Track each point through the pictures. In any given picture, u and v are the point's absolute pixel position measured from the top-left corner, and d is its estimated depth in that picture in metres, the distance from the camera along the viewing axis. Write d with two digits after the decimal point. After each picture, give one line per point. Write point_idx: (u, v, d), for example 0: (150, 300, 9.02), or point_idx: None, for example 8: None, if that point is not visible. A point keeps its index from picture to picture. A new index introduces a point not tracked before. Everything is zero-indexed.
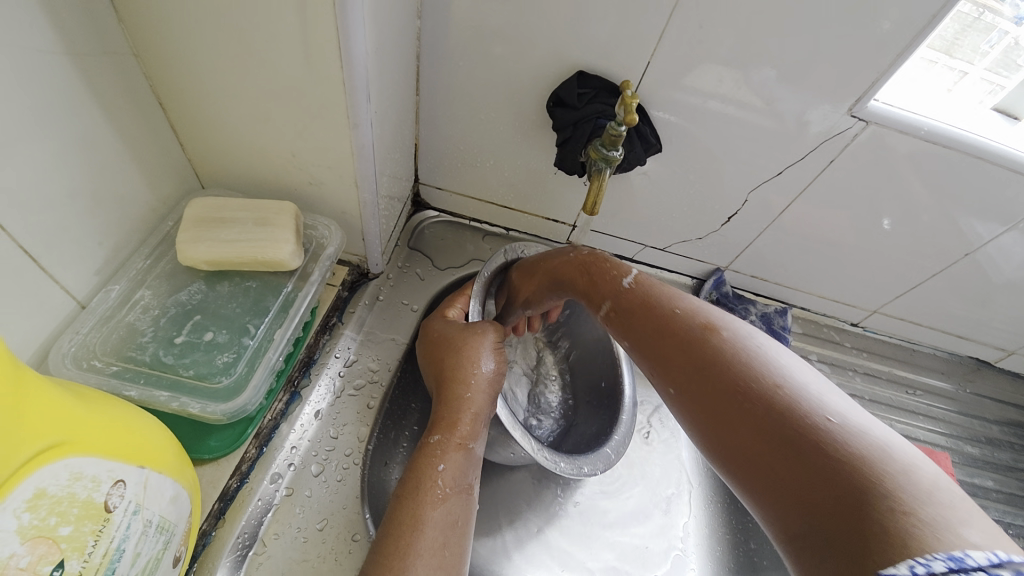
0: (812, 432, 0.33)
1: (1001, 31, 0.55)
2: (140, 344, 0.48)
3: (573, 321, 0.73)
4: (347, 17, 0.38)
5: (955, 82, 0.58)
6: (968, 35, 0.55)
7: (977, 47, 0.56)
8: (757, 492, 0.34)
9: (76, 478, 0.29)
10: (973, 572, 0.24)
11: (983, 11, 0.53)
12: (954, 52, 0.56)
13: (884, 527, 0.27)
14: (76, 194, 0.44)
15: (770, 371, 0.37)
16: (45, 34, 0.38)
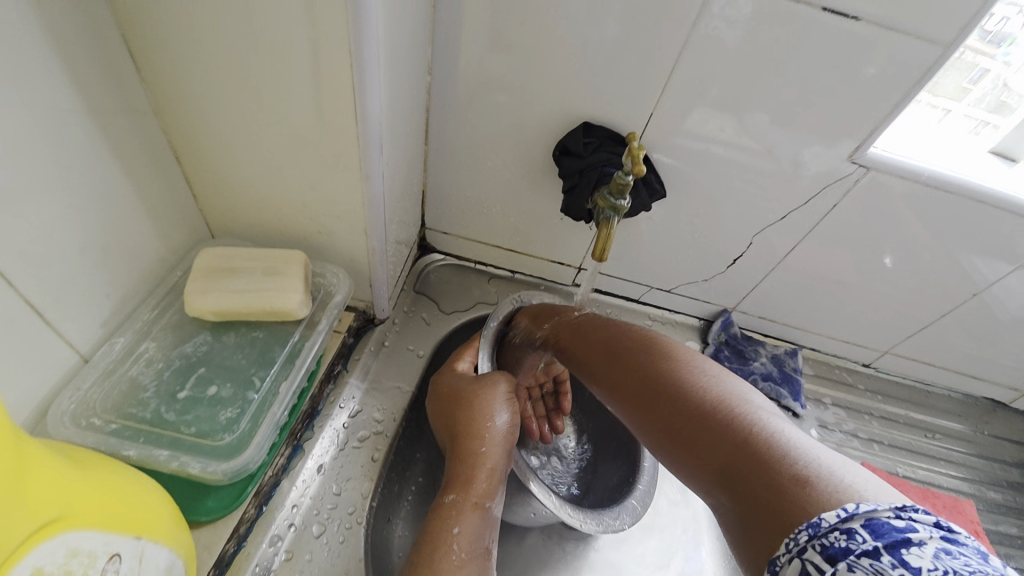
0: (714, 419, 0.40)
1: (984, 68, 0.56)
2: (142, 400, 0.47)
3: None
4: (364, 78, 0.40)
5: (938, 118, 0.59)
6: (949, 74, 0.56)
7: (958, 84, 0.57)
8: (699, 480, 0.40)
9: (72, 555, 0.28)
10: (835, 527, 0.29)
11: (966, 50, 0.53)
12: (937, 90, 0.57)
13: (776, 486, 0.33)
14: (88, 247, 0.44)
15: (679, 377, 0.46)
16: (69, 97, 0.39)
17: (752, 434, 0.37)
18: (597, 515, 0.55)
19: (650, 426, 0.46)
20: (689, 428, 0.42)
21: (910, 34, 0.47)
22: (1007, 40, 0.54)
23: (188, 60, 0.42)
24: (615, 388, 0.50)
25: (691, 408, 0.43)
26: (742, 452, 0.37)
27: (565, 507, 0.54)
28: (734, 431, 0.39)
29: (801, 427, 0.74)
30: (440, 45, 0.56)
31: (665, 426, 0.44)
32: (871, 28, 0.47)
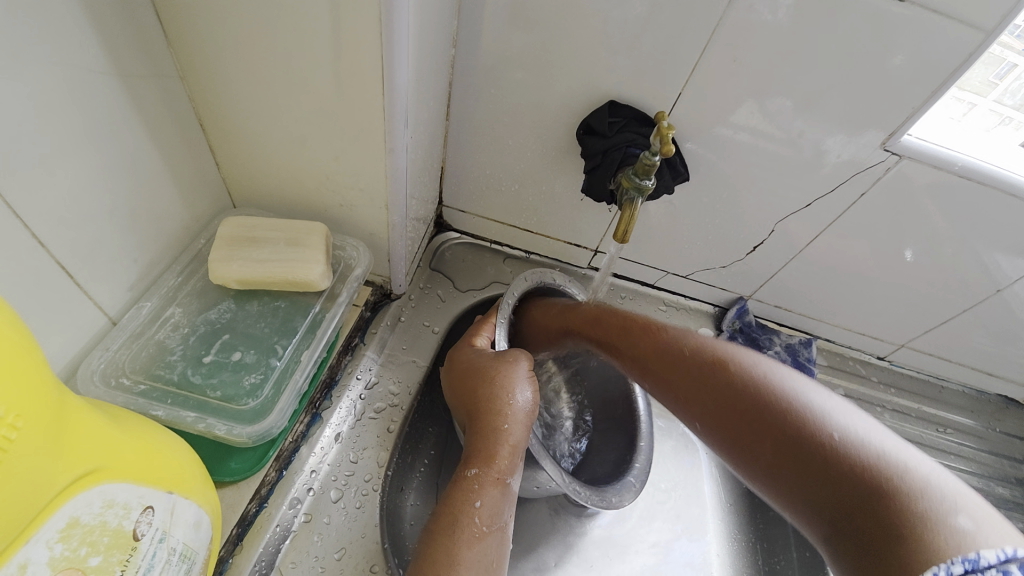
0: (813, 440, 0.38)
1: (1010, 63, 0.54)
2: (169, 363, 0.48)
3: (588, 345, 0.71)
4: (392, 49, 0.39)
5: (964, 113, 0.57)
6: (977, 68, 0.54)
7: (984, 78, 0.55)
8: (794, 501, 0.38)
9: (108, 506, 0.28)
10: (985, 571, 0.27)
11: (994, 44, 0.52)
12: (963, 84, 0.55)
13: (893, 525, 0.32)
14: (116, 212, 0.44)
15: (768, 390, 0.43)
16: (99, 59, 0.39)
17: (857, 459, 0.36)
18: (600, 492, 0.57)
19: (724, 435, 0.44)
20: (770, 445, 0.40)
21: (956, 18, 0.45)
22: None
23: (216, 24, 0.42)
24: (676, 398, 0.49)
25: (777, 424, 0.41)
26: (844, 482, 0.35)
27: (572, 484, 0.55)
28: (830, 451, 0.37)
29: None
30: (466, 17, 0.54)
31: (748, 448, 0.42)
32: (916, 9, 0.45)
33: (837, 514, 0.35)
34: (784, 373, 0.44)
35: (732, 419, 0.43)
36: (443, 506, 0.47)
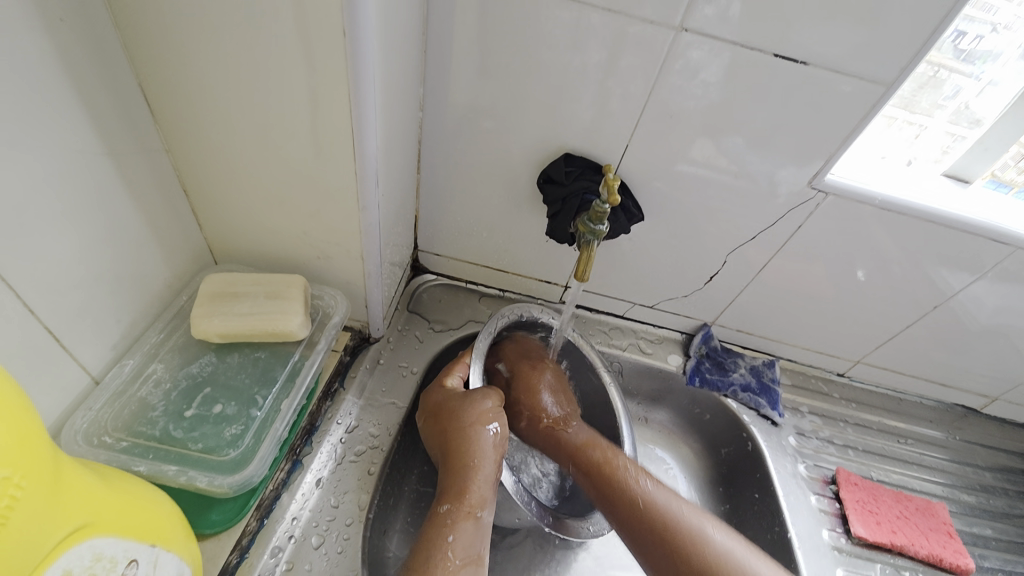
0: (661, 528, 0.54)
1: (959, 86, 0.61)
2: (151, 419, 0.49)
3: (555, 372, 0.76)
4: (362, 120, 0.44)
5: (917, 135, 0.65)
6: (926, 91, 0.61)
7: (935, 101, 0.61)
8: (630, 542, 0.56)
9: (97, 559, 0.30)
10: None
11: (940, 69, 0.59)
12: (914, 108, 0.62)
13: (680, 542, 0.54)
14: (102, 275, 0.47)
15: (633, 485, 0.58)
16: (89, 136, 0.43)
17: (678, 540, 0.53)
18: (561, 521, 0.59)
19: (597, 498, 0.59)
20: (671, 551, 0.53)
21: (853, 74, 0.52)
22: (980, 60, 0.58)
23: (202, 102, 0.46)
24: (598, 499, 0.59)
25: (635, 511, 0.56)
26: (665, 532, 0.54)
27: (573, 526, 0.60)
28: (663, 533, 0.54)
29: (779, 435, 0.77)
30: (431, 83, 0.60)
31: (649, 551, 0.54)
32: (819, 69, 0.52)
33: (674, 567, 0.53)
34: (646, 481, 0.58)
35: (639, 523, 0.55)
36: (423, 538, 0.49)
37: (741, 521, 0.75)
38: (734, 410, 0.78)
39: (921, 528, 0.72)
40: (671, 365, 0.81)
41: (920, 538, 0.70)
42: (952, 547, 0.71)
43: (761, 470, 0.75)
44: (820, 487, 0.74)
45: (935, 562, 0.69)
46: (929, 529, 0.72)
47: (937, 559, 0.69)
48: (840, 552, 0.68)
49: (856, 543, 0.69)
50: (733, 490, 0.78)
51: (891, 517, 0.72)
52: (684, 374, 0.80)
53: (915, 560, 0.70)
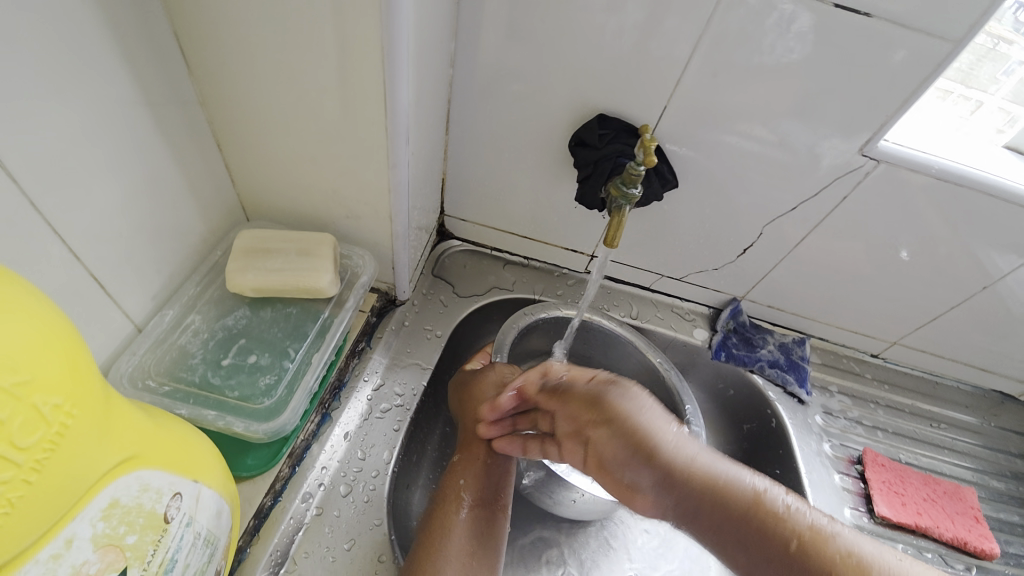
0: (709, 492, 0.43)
1: (1017, 62, 0.58)
2: (191, 366, 0.52)
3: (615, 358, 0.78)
4: (394, 73, 0.43)
5: (970, 111, 0.61)
6: (984, 64, 0.58)
7: (993, 75, 0.59)
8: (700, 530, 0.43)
9: (144, 489, 0.32)
10: None
11: (998, 42, 0.57)
12: (971, 82, 0.60)
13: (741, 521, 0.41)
14: (142, 227, 0.48)
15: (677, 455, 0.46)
16: (126, 87, 0.43)
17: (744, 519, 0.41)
18: None
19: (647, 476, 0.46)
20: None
21: (921, 30, 0.48)
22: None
23: (233, 54, 0.46)
24: (711, 536, 0.42)
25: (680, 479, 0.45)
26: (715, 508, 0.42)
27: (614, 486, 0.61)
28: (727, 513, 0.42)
29: (805, 413, 0.76)
30: (463, 39, 0.58)
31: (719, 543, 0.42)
32: (884, 23, 0.48)
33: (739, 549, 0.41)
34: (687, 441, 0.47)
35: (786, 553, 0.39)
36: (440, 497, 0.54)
37: None
38: (760, 386, 0.77)
39: (947, 511, 0.70)
40: (696, 338, 0.79)
41: (946, 522, 0.69)
42: (977, 532, 0.69)
43: (785, 448, 0.74)
44: (845, 466, 0.73)
45: (959, 545, 0.68)
46: (956, 513, 0.70)
47: (961, 542, 0.68)
48: (861, 530, 0.67)
49: (879, 522, 0.68)
50: (751, 464, 0.77)
51: (917, 499, 0.70)
52: (710, 348, 0.78)
53: (939, 542, 0.68)
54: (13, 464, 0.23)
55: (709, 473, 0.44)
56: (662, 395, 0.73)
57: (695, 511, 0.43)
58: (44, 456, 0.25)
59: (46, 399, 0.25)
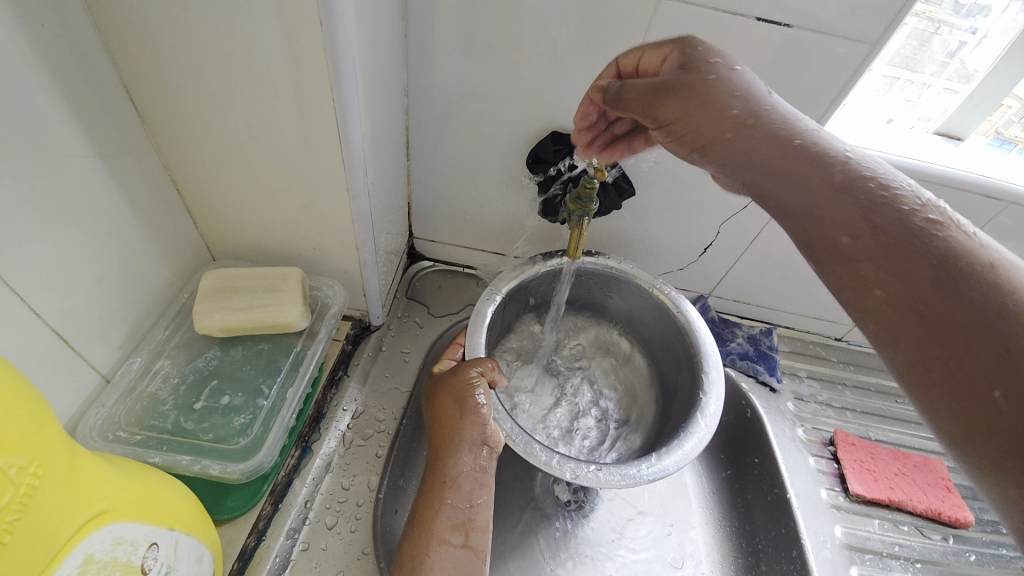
0: (929, 246, 0.33)
1: (959, 43, 0.60)
2: (162, 412, 0.51)
3: (617, 300, 0.73)
4: (345, 110, 0.45)
5: (916, 95, 0.65)
6: (926, 49, 0.61)
7: (935, 57, 0.61)
8: (895, 325, 0.33)
9: (119, 543, 0.32)
10: None
11: (940, 26, 0.59)
12: (914, 66, 0.62)
13: (963, 282, 0.32)
14: (104, 276, 0.48)
15: (895, 197, 0.36)
16: (78, 140, 0.43)
17: (956, 280, 0.32)
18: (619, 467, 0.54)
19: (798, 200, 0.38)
20: (1008, 351, 0.29)
21: (840, 36, 0.52)
22: (980, 13, 0.58)
23: (186, 100, 0.47)
24: (909, 326, 0.33)
25: (865, 217, 0.35)
26: (905, 261, 0.34)
27: (608, 470, 0.53)
28: (948, 273, 0.32)
29: (778, 401, 0.79)
30: (415, 69, 0.60)
31: (940, 292, 0.32)
32: (804, 31, 0.52)
33: (969, 336, 0.30)
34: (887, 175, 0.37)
35: (938, 289, 0.32)
36: (421, 498, 0.51)
37: (741, 485, 0.74)
38: (733, 378, 0.79)
39: (919, 484, 0.73)
40: None
41: (919, 494, 0.72)
42: (951, 501, 0.72)
43: (762, 436, 0.75)
44: (818, 449, 0.75)
45: (934, 516, 0.70)
46: (927, 484, 0.73)
47: (935, 513, 0.70)
48: (838, 509, 0.70)
49: (854, 500, 0.71)
50: (734, 457, 0.77)
51: (889, 474, 0.73)
52: None
53: (914, 515, 0.71)
54: None
55: (937, 249, 0.33)
56: (671, 332, 0.68)
57: (927, 324, 0.32)
58: (13, 518, 0.25)
59: (11, 461, 0.25)
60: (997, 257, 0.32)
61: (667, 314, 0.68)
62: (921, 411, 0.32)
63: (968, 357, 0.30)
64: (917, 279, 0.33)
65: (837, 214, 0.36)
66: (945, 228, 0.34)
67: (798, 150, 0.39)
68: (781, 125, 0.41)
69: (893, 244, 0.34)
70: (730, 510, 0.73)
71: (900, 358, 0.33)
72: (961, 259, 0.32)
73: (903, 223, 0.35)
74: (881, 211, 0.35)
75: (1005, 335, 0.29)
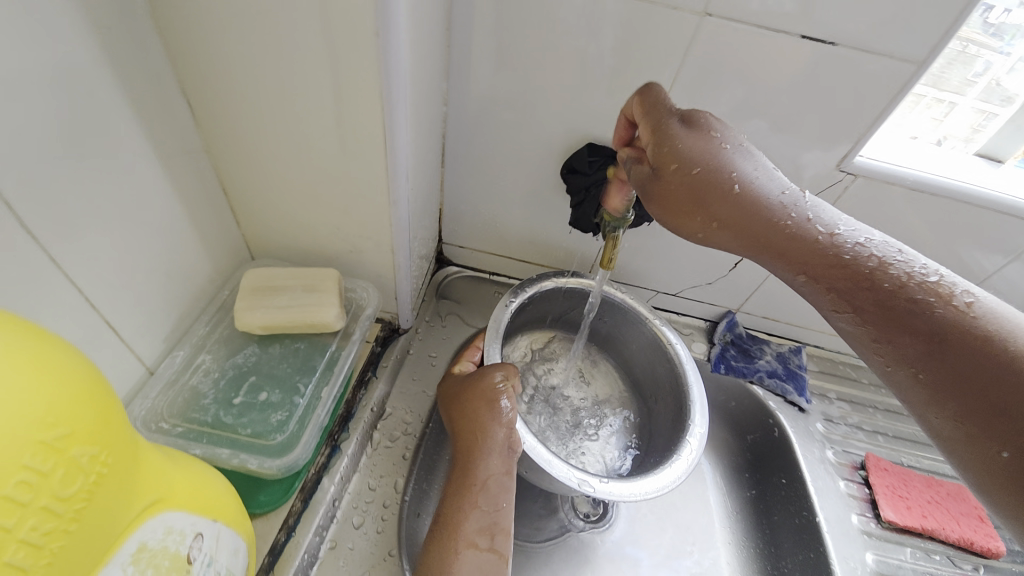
0: (921, 312, 0.38)
1: (987, 62, 0.58)
2: (203, 406, 0.52)
3: (617, 330, 0.74)
4: (393, 119, 0.46)
5: (944, 113, 0.62)
6: (955, 68, 0.58)
7: (966, 77, 0.59)
8: (910, 382, 0.39)
9: (169, 532, 0.33)
10: None
11: (969, 45, 0.56)
12: (942, 85, 0.60)
13: (955, 343, 0.37)
14: (153, 272, 0.50)
15: (879, 269, 0.40)
16: (139, 141, 0.45)
17: (954, 342, 0.37)
18: (625, 482, 0.55)
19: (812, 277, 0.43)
20: (987, 397, 0.35)
21: (882, 54, 0.51)
22: (1010, 32, 0.56)
23: (239, 103, 0.48)
24: (920, 386, 0.38)
25: (858, 293, 0.41)
26: (900, 329, 0.39)
27: (615, 484, 0.54)
28: (942, 337, 0.37)
29: (807, 421, 0.77)
30: (455, 78, 0.61)
31: (940, 358, 0.37)
32: (849, 49, 0.51)
33: (970, 394, 0.35)
34: (869, 238, 0.42)
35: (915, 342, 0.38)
36: (448, 500, 0.51)
37: (767, 506, 0.73)
38: (761, 397, 0.77)
39: (952, 513, 0.70)
40: (695, 352, 0.81)
41: (951, 523, 0.69)
42: (984, 531, 0.69)
43: (791, 457, 0.73)
44: (849, 472, 0.73)
45: (966, 545, 0.68)
46: (960, 514, 0.70)
47: (968, 542, 0.68)
48: (869, 535, 0.68)
49: (886, 527, 0.69)
50: (759, 476, 0.75)
51: (921, 502, 0.71)
52: (709, 360, 0.80)
53: (946, 544, 0.68)
54: (55, 513, 0.25)
55: (929, 314, 0.38)
56: (664, 368, 0.68)
57: (930, 385, 0.37)
58: (81, 506, 0.26)
59: (83, 451, 0.26)
60: (971, 311, 0.37)
61: (662, 347, 0.68)
62: (948, 457, 0.37)
63: (967, 412, 0.35)
64: (915, 352, 0.38)
65: (838, 290, 0.42)
66: (923, 294, 0.39)
67: (795, 234, 0.43)
68: (776, 201, 0.44)
69: (871, 298, 0.40)
70: (755, 530, 0.72)
71: (918, 413, 0.38)
72: (939, 321, 0.38)
73: (882, 291, 0.40)
74: (882, 289, 0.40)
75: (996, 392, 0.35)
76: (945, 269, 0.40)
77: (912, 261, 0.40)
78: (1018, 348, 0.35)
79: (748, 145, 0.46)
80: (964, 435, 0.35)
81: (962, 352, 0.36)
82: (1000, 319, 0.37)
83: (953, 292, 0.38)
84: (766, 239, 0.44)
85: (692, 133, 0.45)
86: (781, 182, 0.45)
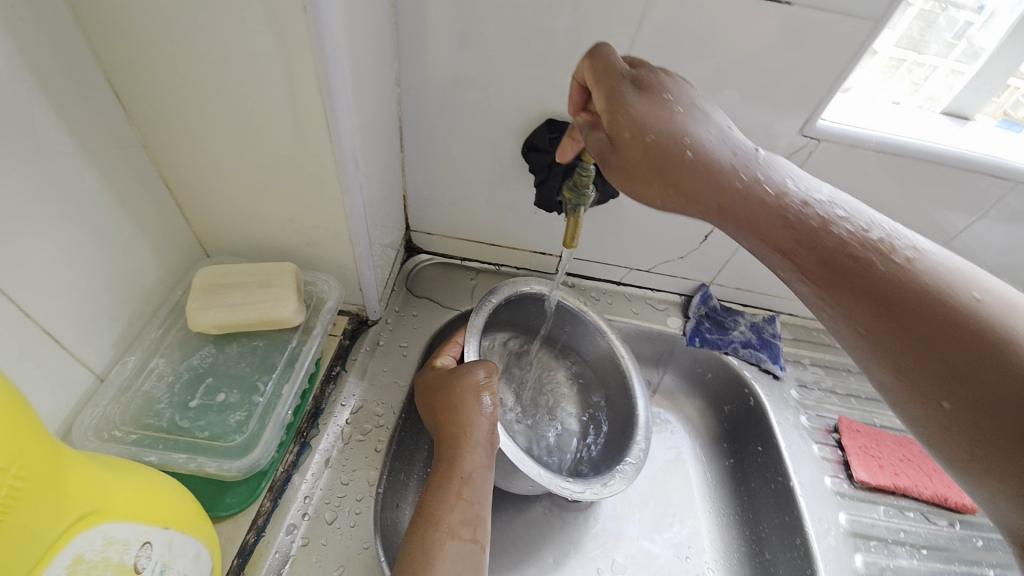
0: (877, 273, 0.37)
1: (966, 23, 0.59)
2: (157, 411, 0.51)
3: (572, 337, 0.74)
4: (334, 101, 0.44)
5: (925, 78, 0.63)
6: (933, 30, 0.59)
7: (944, 39, 0.60)
8: (867, 343, 0.37)
9: (109, 543, 0.32)
10: None
11: (946, 7, 0.58)
12: (923, 48, 0.61)
13: (911, 300, 0.35)
14: (94, 276, 0.48)
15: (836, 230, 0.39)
16: (63, 138, 0.43)
17: (911, 297, 0.35)
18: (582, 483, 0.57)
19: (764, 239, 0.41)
20: (944, 357, 0.34)
21: (842, 13, 0.50)
22: None
23: (169, 94, 0.46)
24: (876, 345, 0.36)
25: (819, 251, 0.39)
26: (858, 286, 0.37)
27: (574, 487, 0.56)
28: (899, 294, 0.36)
29: (781, 389, 0.77)
30: (406, 57, 0.59)
31: (899, 316, 0.36)
32: (806, 9, 0.50)
33: (926, 352, 0.34)
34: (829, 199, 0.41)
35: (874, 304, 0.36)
36: (429, 491, 0.50)
37: (745, 474, 0.74)
38: (736, 367, 0.78)
39: (925, 470, 0.72)
40: (669, 327, 0.80)
41: (924, 480, 0.71)
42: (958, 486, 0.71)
43: (765, 425, 0.74)
44: (822, 436, 0.74)
45: (940, 501, 0.70)
46: (933, 470, 0.72)
47: (942, 498, 0.70)
48: (842, 496, 0.69)
49: (859, 487, 0.70)
50: (736, 446, 0.77)
51: (894, 460, 0.72)
52: (685, 335, 0.79)
53: (920, 501, 0.70)
54: None
55: (883, 271, 0.37)
56: (616, 378, 0.70)
57: (886, 344, 0.36)
58: None
59: None
60: (927, 267, 0.36)
61: (616, 357, 0.70)
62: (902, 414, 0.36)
63: (927, 367, 0.34)
64: (874, 318, 0.36)
65: (794, 250, 0.40)
66: (882, 254, 0.37)
67: (746, 190, 0.42)
68: (725, 159, 0.44)
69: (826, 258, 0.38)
70: (733, 498, 0.74)
71: (875, 374, 0.37)
72: (898, 279, 0.36)
73: (843, 256, 0.38)
74: (823, 248, 0.39)
75: (948, 346, 0.34)
76: (904, 231, 0.39)
77: (870, 220, 0.39)
78: (975, 304, 0.34)
79: (698, 106, 0.47)
80: (918, 393, 0.34)
81: (920, 307, 0.35)
82: (944, 273, 0.36)
83: (901, 249, 0.37)
84: (705, 195, 0.43)
85: (640, 95, 0.45)
86: (730, 143, 0.45)
